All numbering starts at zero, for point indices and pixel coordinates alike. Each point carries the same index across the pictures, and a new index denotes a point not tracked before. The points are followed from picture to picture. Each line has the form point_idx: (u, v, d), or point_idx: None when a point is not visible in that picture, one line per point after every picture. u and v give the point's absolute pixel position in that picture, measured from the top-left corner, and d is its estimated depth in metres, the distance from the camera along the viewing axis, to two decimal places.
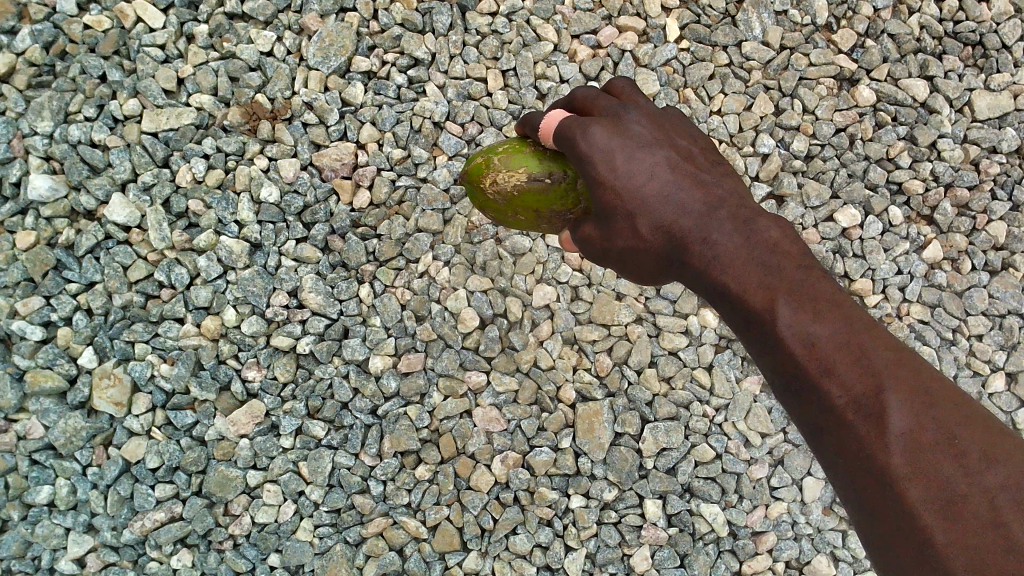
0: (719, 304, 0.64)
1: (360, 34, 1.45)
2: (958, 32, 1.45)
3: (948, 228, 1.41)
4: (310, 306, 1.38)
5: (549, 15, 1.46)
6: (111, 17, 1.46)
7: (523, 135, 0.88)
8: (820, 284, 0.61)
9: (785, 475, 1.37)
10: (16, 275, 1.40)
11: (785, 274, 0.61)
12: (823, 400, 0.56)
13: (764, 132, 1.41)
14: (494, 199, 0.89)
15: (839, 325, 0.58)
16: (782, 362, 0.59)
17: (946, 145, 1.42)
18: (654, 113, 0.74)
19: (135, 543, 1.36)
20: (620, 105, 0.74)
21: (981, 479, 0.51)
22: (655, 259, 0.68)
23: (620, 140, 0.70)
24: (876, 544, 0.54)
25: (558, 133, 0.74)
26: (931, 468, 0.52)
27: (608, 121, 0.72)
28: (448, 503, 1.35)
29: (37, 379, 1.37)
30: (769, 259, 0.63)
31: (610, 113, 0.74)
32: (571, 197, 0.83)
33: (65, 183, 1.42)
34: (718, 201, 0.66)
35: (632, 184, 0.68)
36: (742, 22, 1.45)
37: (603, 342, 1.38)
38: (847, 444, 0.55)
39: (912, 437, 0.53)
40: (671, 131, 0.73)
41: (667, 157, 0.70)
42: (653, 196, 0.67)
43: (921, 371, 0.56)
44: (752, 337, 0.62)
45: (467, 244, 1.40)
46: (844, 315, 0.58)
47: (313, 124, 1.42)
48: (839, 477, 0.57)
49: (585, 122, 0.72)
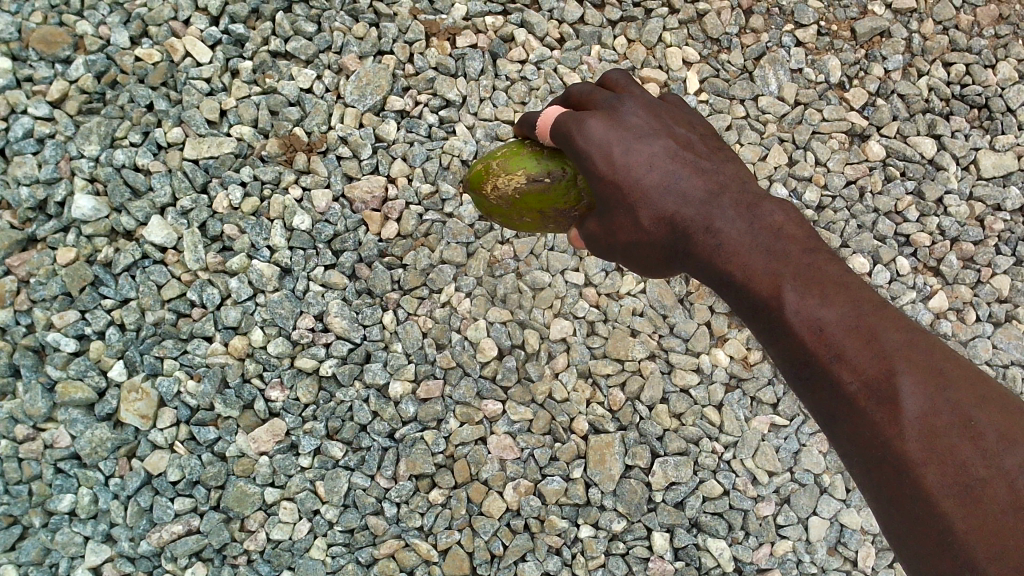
0: (727, 292, 0.69)
1: (395, 75, 1.53)
2: (965, 95, 1.53)
3: (954, 280, 1.46)
4: (334, 330, 1.43)
5: (575, 65, 1.54)
6: (161, 51, 1.54)
7: (520, 139, 0.95)
8: (827, 268, 0.65)
9: (791, 513, 1.40)
10: (54, 289, 1.45)
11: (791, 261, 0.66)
12: (835, 384, 0.60)
13: (778, 182, 1.48)
14: (499, 204, 0.96)
15: (845, 309, 0.62)
16: (793, 346, 0.63)
17: (953, 201, 1.48)
18: (650, 104, 0.80)
19: (152, 555, 1.39)
20: (616, 97, 0.80)
21: (999, 461, 0.54)
22: (662, 249, 0.74)
23: (617, 131, 0.76)
24: (894, 527, 0.58)
25: (555, 128, 0.80)
26: (947, 451, 0.55)
27: (603, 113, 0.78)
28: (459, 527, 1.38)
29: (67, 389, 1.41)
30: (778, 248, 0.67)
31: (606, 105, 0.80)
32: (570, 195, 0.88)
33: (107, 204, 1.48)
34: (719, 189, 0.72)
35: (634, 176, 0.74)
36: (759, 78, 1.52)
37: (617, 376, 1.42)
38: (860, 427, 0.59)
39: (927, 420, 0.56)
40: (668, 120, 0.79)
41: (668, 147, 0.75)
42: (654, 187, 0.73)
43: (931, 350, 0.59)
44: (762, 322, 0.66)
45: (489, 277, 1.46)
46: (850, 297, 0.62)
47: (347, 158, 1.49)
48: (850, 458, 0.60)
49: (581, 117, 0.77)
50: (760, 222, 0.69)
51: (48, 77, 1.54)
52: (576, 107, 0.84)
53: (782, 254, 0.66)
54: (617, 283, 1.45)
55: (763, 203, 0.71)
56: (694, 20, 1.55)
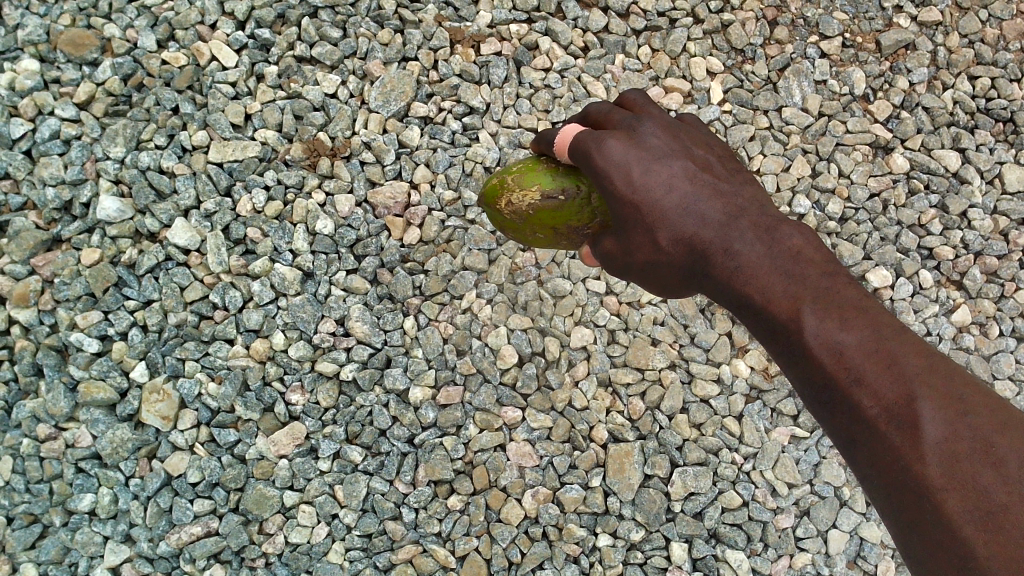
0: (744, 314, 0.70)
1: (420, 81, 1.53)
2: (990, 109, 1.52)
3: (977, 294, 1.45)
4: (355, 334, 1.43)
5: (599, 74, 1.54)
6: (188, 55, 1.55)
7: (535, 155, 0.96)
8: (845, 291, 0.65)
9: (810, 526, 1.39)
10: (78, 289, 1.46)
11: (809, 283, 0.66)
12: (853, 407, 0.60)
13: (801, 193, 1.47)
14: (512, 220, 0.97)
15: (865, 332, 0.62)
16: (810, 369, 0.63)
17: (977, 215, 1.47)
18: (669, 124, 0.80)
19: (170, 556, 1.39)
20: (635, 118, 0.80)
21: (1021, 488, 0.53)
22: (681, 270, 0.74)
23: (636, 152, 0.76)
24: (913, 553, 0.57)
25: (574, 147, 0.80)
26: (968, 477, 0.55)
27: (623, 134, 0.78)
28: (477, 534, 1.38)
29: (90, 389, 1.42)
30: (797, 270, 0.68)
31: (625, 125, 0.80)
32: (585, 212, 0.90)
33: (132, 206, 1.49)
34: (738, 212, 0.73)
35: (653, 196, 0.74)
36: (783, 89, 1.52)
37: (637, 385, 1.42)
38: (878, 451, 0.59)
39: (947, 445, 0.56)
40: (687, 142, 0.79)
41: (687, 169, 0.75)
42: (672, 208, 0.73)
43: (950, 373, 0.59)
44: (779, 346, 0.66)
45: (511, 284, 1.46)
46: (868, 321, 0.62)
47: (370, 163, 1.49)
48: (869, 481, 0.60)
49: (601, 137, 0.77)
50: (778, 245, 0.70)
51: (75, 79, 1.55)
52: (595, 126, 0.84)
53: (800, 276, 0.67)
54: (638, 293, 1.45)
55: (782, 226, 0.71)
56: (718, 30, 1.55)
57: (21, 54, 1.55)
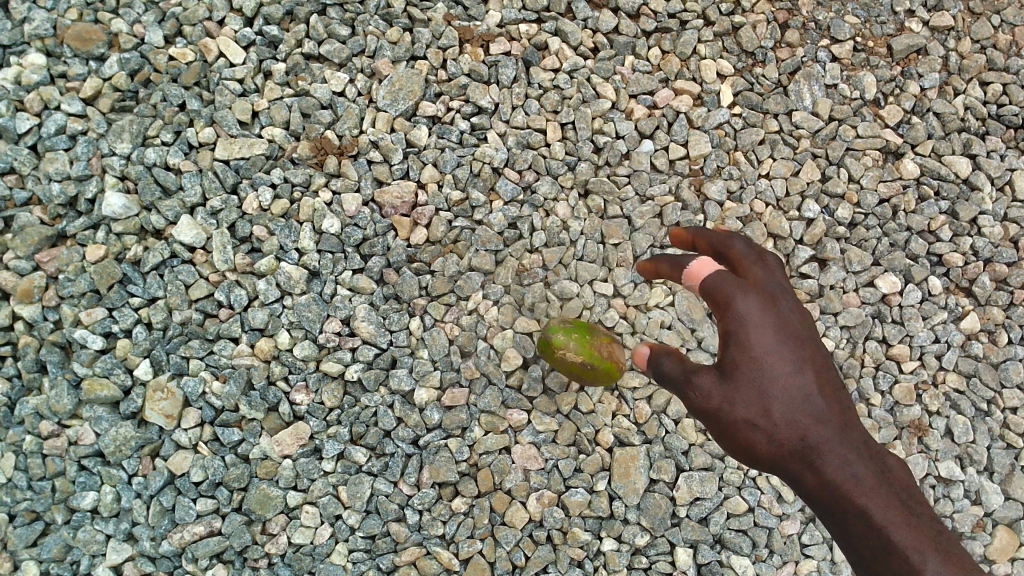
0: (838, 535, 0.83)
1: (428, 81, 1.53)
2: (1001, 115, 1.51)
3: (986, 301, 1.45)
4: (361, 335, 1.42)
5: (608, 75, 1.53)
6: (195, 51, 1.54)
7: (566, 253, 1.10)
8: (927, 523, 0.79)
9: (816, 532, 1.38)
10: (83, 286, 1.45)
11: (911, 513, 0.80)
12: (893, 561, 0.77)
13: (810, 198, 1.47)
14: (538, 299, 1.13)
15: (903, 529, 0.78)
16: (865, 537, 0.80)
17: (987, 222, 1.46)
18: (787, 313, 0.90)
19: (173, 555, 1.39)
20: (738, 301, 0.89)
21: None
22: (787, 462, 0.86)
23: (756, 390, 0.86)
24: None
25: (693, 387, 0.89)
26: None
27: (727, 366, 0.87)
28: (481, 537, 1.37)
29: (93, 386, 1.41)
30: (900, 501, 0.80)
31: (735, 345, 0.87)
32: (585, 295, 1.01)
33: (137, 203, 1.48)
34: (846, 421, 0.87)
35: (804, 437, 0.85)
36: (794, 92, 1.52)
37: (643, 389, 1.40)
38: None
39: None
40: (804, 330, 0.90)
41: (810, 385, 0.87)
42: (831, 457, 0.83)
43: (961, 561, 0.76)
44: (848, 534, 0.81)
45: (517, 285, 1.45)
46: (920, 534, 0.78)
47: (378, 162, 1.49)
48: None
49: (689, 377, 0.89)
50: (882, 465, 0.83)
51: (81, 74, 1.54)
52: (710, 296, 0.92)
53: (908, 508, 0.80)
54: (646, 296, 1.44)
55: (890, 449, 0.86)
56: (729, 32, 1.54)
57: (28, 48, 1.54)
